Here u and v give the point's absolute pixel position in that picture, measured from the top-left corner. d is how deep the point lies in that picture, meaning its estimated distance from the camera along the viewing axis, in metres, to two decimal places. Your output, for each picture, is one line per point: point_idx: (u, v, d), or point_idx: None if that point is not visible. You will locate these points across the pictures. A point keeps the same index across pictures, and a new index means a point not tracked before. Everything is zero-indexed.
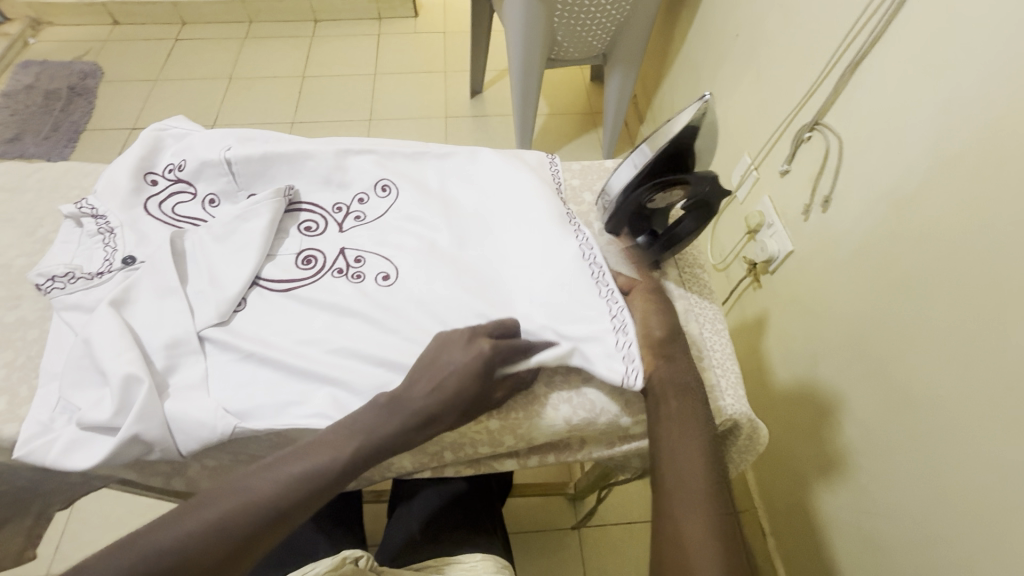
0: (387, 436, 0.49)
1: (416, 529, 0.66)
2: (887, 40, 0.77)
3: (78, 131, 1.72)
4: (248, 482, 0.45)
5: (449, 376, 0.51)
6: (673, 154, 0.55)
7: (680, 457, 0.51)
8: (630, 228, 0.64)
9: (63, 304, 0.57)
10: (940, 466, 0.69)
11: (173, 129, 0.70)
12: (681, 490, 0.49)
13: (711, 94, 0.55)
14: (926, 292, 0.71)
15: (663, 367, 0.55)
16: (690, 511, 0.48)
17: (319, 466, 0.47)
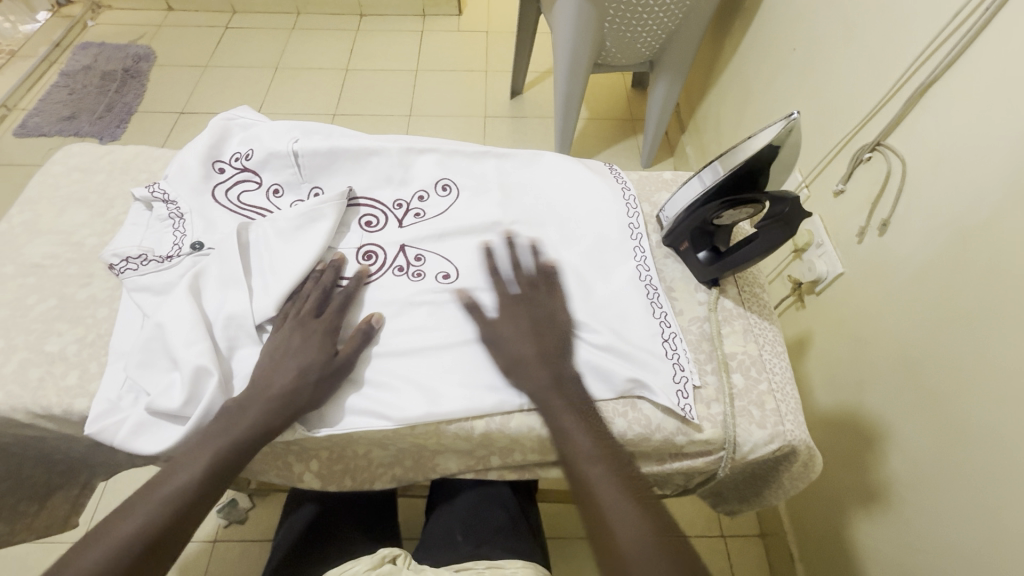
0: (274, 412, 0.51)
1: (458, 530, 0.66)
2: (963, 63, 0.75)
3: (131, 112, 1.77)
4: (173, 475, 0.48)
5: (294, 366, 0.53)
6: (748, 172, 0.54)
7: (598, 478, 0.49)
8: (691, 241, 0.63)
9: (135, 285, 0.58)
10: (996, 509, 0.66)
11: (240, 119, 0.72)
12: (600, 490, 0.48)
13: (798, 113, 0.53)
14: (991, 326, 0.68)
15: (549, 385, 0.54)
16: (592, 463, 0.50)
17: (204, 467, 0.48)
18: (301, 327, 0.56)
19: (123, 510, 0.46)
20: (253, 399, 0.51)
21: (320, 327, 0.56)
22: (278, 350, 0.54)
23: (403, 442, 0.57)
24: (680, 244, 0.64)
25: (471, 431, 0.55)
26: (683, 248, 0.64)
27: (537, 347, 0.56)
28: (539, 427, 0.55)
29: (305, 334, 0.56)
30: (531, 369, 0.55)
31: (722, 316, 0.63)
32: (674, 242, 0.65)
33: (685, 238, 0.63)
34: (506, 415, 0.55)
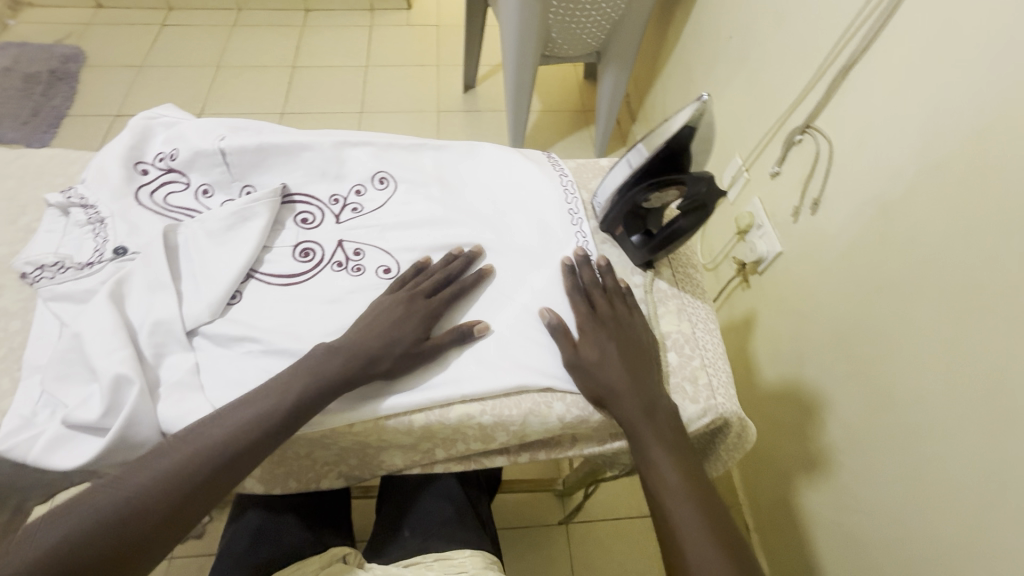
0: (333, 373, 0.51)
1: (406, 526, 0.65)
2: (879, 47, 0.78)
3: (59, 117, 1.68)
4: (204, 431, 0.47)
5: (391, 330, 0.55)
6: (668, 156, 0.57)
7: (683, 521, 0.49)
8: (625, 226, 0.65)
9: (51, 294, 0.55)
10: (920, 466, 0.70)
11: (163, 118, 0.69)
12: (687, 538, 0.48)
13: (707, 94, 0.55)
14: (909, 294, 0.72)
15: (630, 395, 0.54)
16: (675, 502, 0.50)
17: (246, 428, 0.48)
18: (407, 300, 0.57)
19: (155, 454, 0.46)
20: (303, 368, 0.51)
21: (425, 307, 0.57)
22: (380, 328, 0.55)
23: (344, 441, 0.56)
24: (616, 230, 0.65)
25: (412, 425, 0.55)
26: (618, 233, 0.66)
27: (621, 372, 0.55)
28: (480, 416, 0.56)
29: (410, 308, 0.57)
30: (617, 387, 0.54)
31: (657, 296, 0.65)
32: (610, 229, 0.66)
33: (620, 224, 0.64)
34: (446, 407, 0.55)
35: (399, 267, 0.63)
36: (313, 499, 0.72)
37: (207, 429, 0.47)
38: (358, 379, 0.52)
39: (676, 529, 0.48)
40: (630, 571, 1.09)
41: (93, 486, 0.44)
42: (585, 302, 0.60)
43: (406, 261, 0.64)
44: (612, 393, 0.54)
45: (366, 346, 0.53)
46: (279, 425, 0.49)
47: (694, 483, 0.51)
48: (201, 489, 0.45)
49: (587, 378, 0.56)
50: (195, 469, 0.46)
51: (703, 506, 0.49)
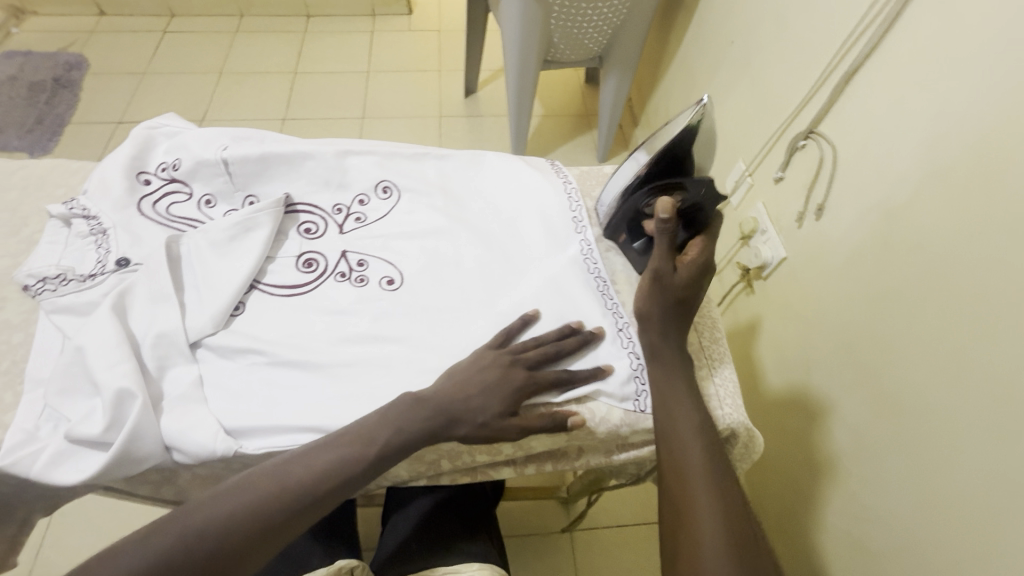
0: (415, 429, 0.50)
1: (412, 538, 0.65)
2: (882, 51, 0.78)
3: (63, 124, 1.68)
4: (288, 467, 0.47)
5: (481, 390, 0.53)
6: (670, 158, 0.60)
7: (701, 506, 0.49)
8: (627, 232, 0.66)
9: (54, 306, 0.55)
10: (928, 474, 0.70)
11: (165, 128, 0.69)
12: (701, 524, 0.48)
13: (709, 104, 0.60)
14: (916, 300, 0.72)
15: (671, 393, 0.55)
16: (697, 488, 0.50)
17: (333, 466, 0.48)
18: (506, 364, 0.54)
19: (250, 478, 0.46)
20: (389, 417, 0.50)
21: (522, 381, 0.54)
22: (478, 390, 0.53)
23: None
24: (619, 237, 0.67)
25: None
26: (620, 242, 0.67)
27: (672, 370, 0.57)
28: None
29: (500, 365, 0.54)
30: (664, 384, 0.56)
31: None
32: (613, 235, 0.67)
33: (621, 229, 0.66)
34: None
35: (403, 277, 0.63)
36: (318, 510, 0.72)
37: (297, 462, 0.48)
38: (439, 437, 0.52)
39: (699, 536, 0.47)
40: None
41: (177, 513, 0.44)
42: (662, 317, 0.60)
43: (410, 271, 0.64)
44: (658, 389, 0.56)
45: (448, 401, 0.52)
46: (355, 475, 0.48)
47: (722, 493, 0.50)
48: (284, 523, 0.45)
49: (655, 294, 0.59)
50: (280, 506, 0.46)
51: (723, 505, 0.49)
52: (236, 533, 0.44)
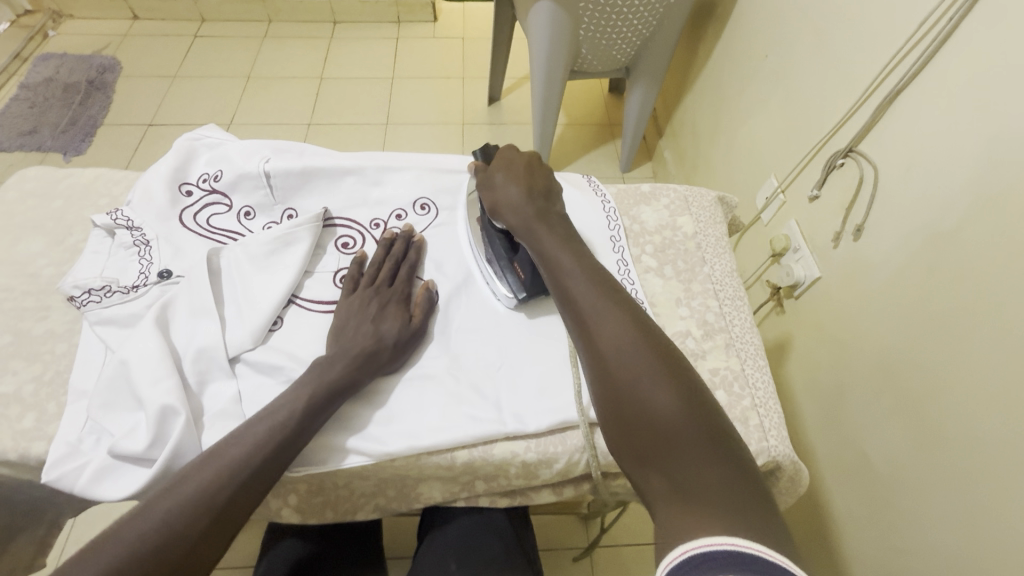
0: (334, 385, 0.52)
1: (450, 560, 0.65)
2: (930, 72, 0.76)
3: (95, 125, 1.72)
4: (211, 456, 0.46)
5: (372, 330, 0.56)
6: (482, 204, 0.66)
7: (604, 323, 0.47)
8: (511, 264, 0.62)
9: (99, 318, 0.55)
10: (977, 511, 0.66)
11: (207, 139, 0.70)
12: (609, 339, 0.46)
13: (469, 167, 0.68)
14: (966, 328, 0.69)
15: (550, 243, 0.55)
16: (599, 312, 0.48)
17: (258, 444, 0.47)
18: (375, 293, 0.60)
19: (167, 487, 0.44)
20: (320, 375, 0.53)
21: (388, 296, 0.60)
22: (356, 352, 0.55)
23: (382, 472, 0.56)
24: (513, 274, 0.62)
25: (453, 460, 0.54)
26: (521, 279, 0.61)
27: (529, 228, 0.57)
28: (524, 451, 0.55)
29: (381, 302, 0.59)
30: (540, 243, 0.56)
31: (704, 331, 0.63)
32: (510, 285, 0.62)
33: (500, 266, 0.63)
34: (490, 444, 0.55)
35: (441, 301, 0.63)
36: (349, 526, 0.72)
37: (205, 466, 0.45)
38: (358, 385, 0.54)
39: (611, 353, 0.46)
40: None
41: (116, 529, 0.42)
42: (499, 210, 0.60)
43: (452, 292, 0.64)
44: (543, 255, 0.55)
45: (361, 349, 0.55)
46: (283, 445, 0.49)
47: (618, 301, 0.49)
48: (206, 531, 0.43)
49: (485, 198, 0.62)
50: (201, 513, 0.44)
51: (634, 321, 0.48)
52: (160, 546, 0.42)
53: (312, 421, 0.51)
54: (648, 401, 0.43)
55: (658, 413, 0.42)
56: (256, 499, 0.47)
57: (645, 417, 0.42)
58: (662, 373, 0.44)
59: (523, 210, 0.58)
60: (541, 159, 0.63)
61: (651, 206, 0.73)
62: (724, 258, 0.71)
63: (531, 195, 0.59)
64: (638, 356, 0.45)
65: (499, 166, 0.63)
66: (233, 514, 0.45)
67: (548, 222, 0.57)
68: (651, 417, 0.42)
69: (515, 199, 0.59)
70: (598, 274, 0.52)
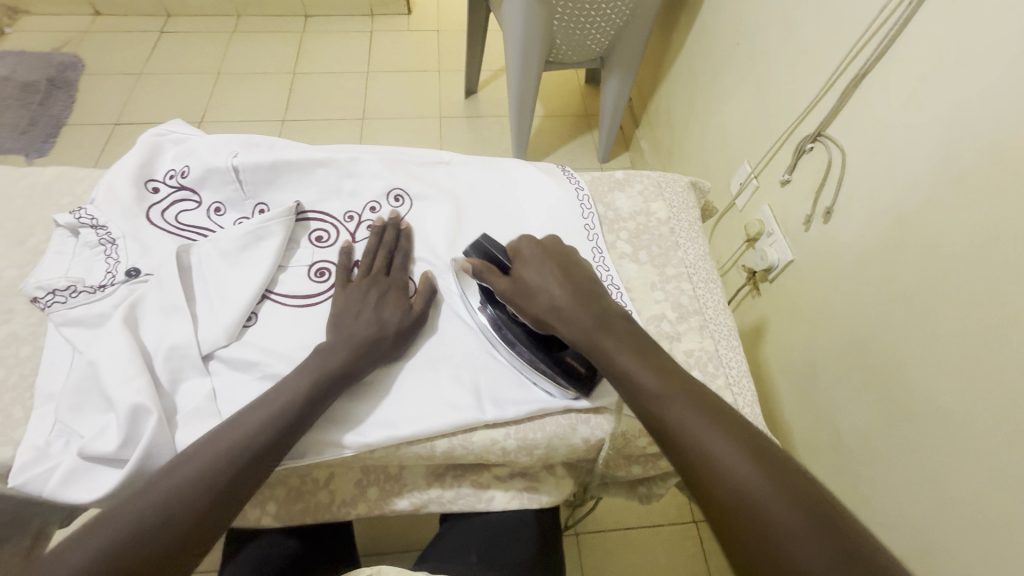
0: (337, 371, 0.52)
1: (474, 549, 0.61)
2: (892, 56, 0.78)
3: (58, 125, 1.66)
4: (215, 438, 0.47)
5: (373, 319, 0.56)
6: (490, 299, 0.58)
7: (677, 411, 0.46)
8: (564, 360, 0.55)
9: (64, 319, 0.54)
10: (941, 478, 0.69)
11: (172, 135, 0.68)
12: (692, 432, 0.44)
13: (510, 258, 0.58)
14: (929, 304, 0.72)
15: (620, 352, 0.50)
16: (669, 403, 0.46)
17: (262, 427, 0.48)
18: (375, 281, 0.60)
19: (171, 467, 0.45)
20: (323, 362, 0.52)
21: (388, 284, 0.60)
22: (359, 339, 0.54)
23: (363, 463, 0.56)
24: (569, 370, 0.55)
25: (433, 450, 0.55)
26: (580, 374, 0.55)
27: (597, 342, 0.51)
28: (504, 438, 0.55)
29: (380, 291, 0.59)
30: (611, 354, 0.50)
31: (678, 313, 0.64)
32: (567, 383, 0.55)
33: (547, 366, 0.55)
34: (469, 432, 0.55)
35: (440, 292, 0.63)
36: (321, 526, 0.70)
37: (206, 449, 0.46)
38: (362, 369, 0.54)
39: (698, 447, 0.43)
40: None
41: (126, 502, 0.43)
42: (559, 320, 0.53)
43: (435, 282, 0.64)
44: (581, 332, 0.52)
45: (363, 337, 0.55)
46: (289, 428, 0.49)
47: (680, 386, 0.47)
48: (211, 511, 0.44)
49: (530, 307, 0.54)
50: (205, 494, 0.44)
51: (700, 405, 0.46)
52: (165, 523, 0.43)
53: (317, 407, 0.51)
54: (753, 494, 0.40)
55: (765, 509, 0.39)
56: (258, 482, 0.48)
57: (750, 518, 0.39)
58: (750, 459, 0.42)
59: (577, 319, 0.52)
60: (570, 251, 0.58)
61: (624, 192, 0.74)
62: (696, 242, 0.72)
63: (578, 296, 0.53)
64: (717, 444, 0.43)
65: (529, 267, 0.55)
66: (232, 497, 0.46)
67: (608, 321, 0.52)
68: (784, 568, 0.37)
69: (568, 304, 0.53)
70: (685, 384, 0.48)
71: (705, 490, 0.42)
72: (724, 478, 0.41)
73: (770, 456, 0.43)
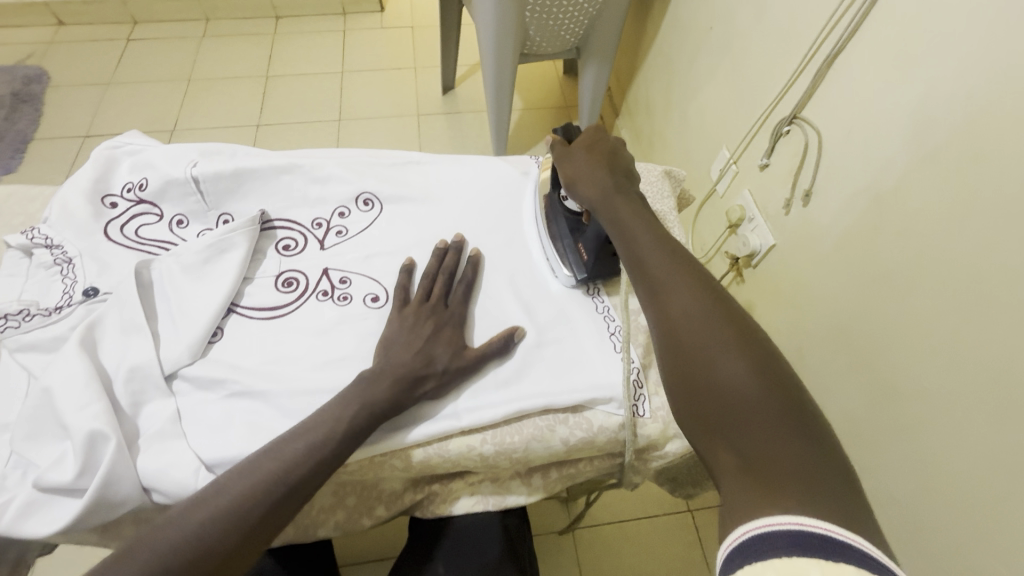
0: (381, 402, 0.50)
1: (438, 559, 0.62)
2: (864, 34, 0.77)
3: (26, 140, 1.62)
4: (251, 467, 0.45)
5: (421, 351, 0.54)
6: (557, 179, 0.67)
7: (672, 290, 0.48)
8: (576, 245, 0.62)
9: (18, 344, 0.52)
10: (929, 457, 0.69)
11: (128, 147, 0.66)
12: (679, 307, 0.46)
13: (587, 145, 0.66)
14: (908, 285, 0.71)
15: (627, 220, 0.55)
16: (669, 281, 0.49)
17: (302, 457, 0.46)
18: (433, 312, 0.58)
19: (205, 494, 0.43)
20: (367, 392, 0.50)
21: (446, 319, 0.58)
22: (404, 372, 0.52)
23: (338, 476, 0.55)
24: (575, 254, 0.62)
25: (409, 460, 0.54)
26: (583, 261, 0.62)
27: (607, 202, 0.57)
28: (481, 444, 0.54)
29: (437, 324, 0.57)
30: (617, 215, 0.56)
31: None
32: (569, 264, 0.63)
33: (563, 245, 0.64)
34: (445, 439, 0.54)
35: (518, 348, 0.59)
36: (300, 549, 0.68)
37: (241, 476, 0.45)
38: (405, 403, 0.52)
39: (681, 313, 0.46)
40: None
41: (158, 528, 0.41)
42: (579, 185, 0.61)
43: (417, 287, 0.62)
44: (613, 218, 0.57)
45: (408, 370, 0.53)
46: (328, 462, 0.47)
47: (693, 274, 0.49)
48: (240, 545, 0.42)
49: (566, 167, 0.63)
50: (234, 526, 0.43)
51: (705, 289, 0.47)
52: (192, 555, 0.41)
53: (357, 441, 0.49)
54: (716, 371, 0.41)
55: (722, 378, 0.41)
56: (288, 516, 0.45)
57: (707, 384, 0.42)
58: (739, 341, 0.43)
59: (599, 185, 0.59)
60: (621, 144, 0.64)
61: None
62: (673, 232, 0.71)
63: (607, 171, 0.60)
64: (706, 319, 0.44)
65: (580, 145, 0.63)
66: (267, 530, 0.44)
67: (626, 197, 0.58)
68: (721, 391, 0.41)
69: (592, 173, 0.60)
70: (681, 253, 0.51)
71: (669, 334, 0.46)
72: (700, 352, 0.43)
73: (756, 342, 0.43)
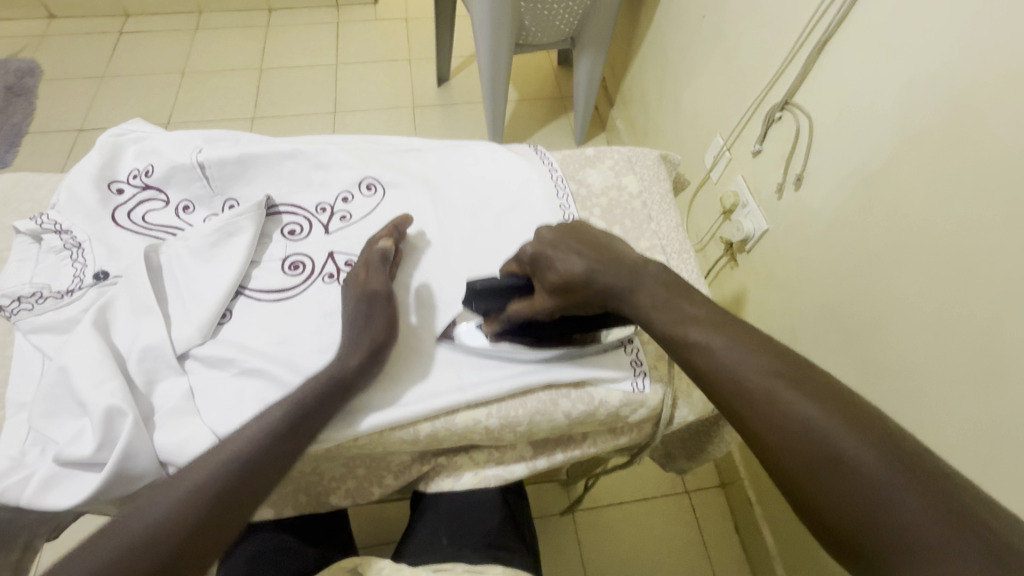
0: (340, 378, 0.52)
1: (444, 532, 0.64)
2: (853, 20, 0.79)
3: (20, 135, 1.61)
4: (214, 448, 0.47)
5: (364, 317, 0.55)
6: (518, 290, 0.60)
7: (716, 351, 0.46)
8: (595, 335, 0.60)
9: (32, 326, 0.53)
10: (918, 430, 0.71)
11: (132, 134, 0.67)
12: (735, 365, 0.44)
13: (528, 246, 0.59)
14: (897, 263, 0.74)
15: (656, 306, 0.51)
16: (714, 344, 0.46)
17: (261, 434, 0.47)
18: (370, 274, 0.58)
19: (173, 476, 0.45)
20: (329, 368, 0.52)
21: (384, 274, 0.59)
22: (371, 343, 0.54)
23: (348, 451, 0.56)
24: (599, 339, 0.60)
25: (417, 434, 0.55)
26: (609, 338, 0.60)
27: (625, 291, 0.52)
28: (486, 418, 0.56)
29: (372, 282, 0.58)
30: (642, 303, 0.51)
31: None
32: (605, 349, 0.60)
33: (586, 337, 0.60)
34: (452, 413, 0.56)
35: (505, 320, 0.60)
36: (312, 523, 0.70)
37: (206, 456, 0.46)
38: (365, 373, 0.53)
39: (742, 379, 0.44)
40: (640, 554, 1.10)
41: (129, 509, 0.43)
42: (587, 284, 0.54)
43: (420, 275, 0.63)
44: (634, 300, 0.52)
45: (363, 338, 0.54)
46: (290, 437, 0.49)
47: (722, 327, 0.47)
48: (209, 521, 0.43)
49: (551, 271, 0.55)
50: (200, 503, 0.44)
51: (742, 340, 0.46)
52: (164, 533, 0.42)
53: (318, 417, 0.50)
54: (803, 420, 0.40)
55: (813, 429, 0.39)
56: (260, 491, 0.47)
57: (801, 440, 0.40)
58: (805, 388, 0.42)
59: (610, 275, 0.53)
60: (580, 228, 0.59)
61: (596, 168, 0.74)
62: (670, 214, 0.73)
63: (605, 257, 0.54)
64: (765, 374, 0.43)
65: (551, 240, 0.57)
66: (235, 506, 0.45)
67: (643, 277, 0.53)
68: (809, 437, 0.39)
69: (595, 265, 0.54)
70: (699, 303, 0.50)
71: (770, 453, 0.41)
72: (778, 409, 0.41)
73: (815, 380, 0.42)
